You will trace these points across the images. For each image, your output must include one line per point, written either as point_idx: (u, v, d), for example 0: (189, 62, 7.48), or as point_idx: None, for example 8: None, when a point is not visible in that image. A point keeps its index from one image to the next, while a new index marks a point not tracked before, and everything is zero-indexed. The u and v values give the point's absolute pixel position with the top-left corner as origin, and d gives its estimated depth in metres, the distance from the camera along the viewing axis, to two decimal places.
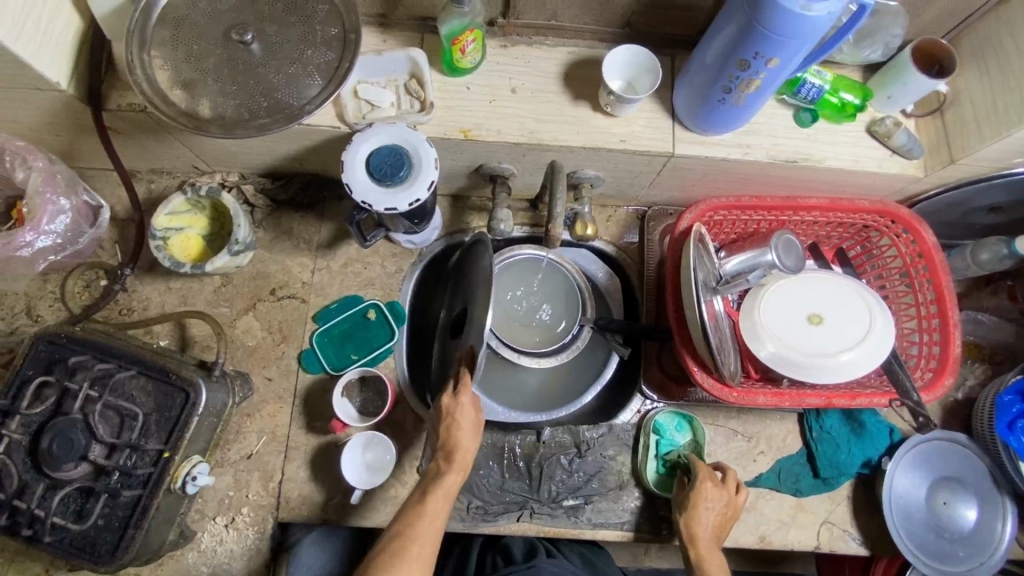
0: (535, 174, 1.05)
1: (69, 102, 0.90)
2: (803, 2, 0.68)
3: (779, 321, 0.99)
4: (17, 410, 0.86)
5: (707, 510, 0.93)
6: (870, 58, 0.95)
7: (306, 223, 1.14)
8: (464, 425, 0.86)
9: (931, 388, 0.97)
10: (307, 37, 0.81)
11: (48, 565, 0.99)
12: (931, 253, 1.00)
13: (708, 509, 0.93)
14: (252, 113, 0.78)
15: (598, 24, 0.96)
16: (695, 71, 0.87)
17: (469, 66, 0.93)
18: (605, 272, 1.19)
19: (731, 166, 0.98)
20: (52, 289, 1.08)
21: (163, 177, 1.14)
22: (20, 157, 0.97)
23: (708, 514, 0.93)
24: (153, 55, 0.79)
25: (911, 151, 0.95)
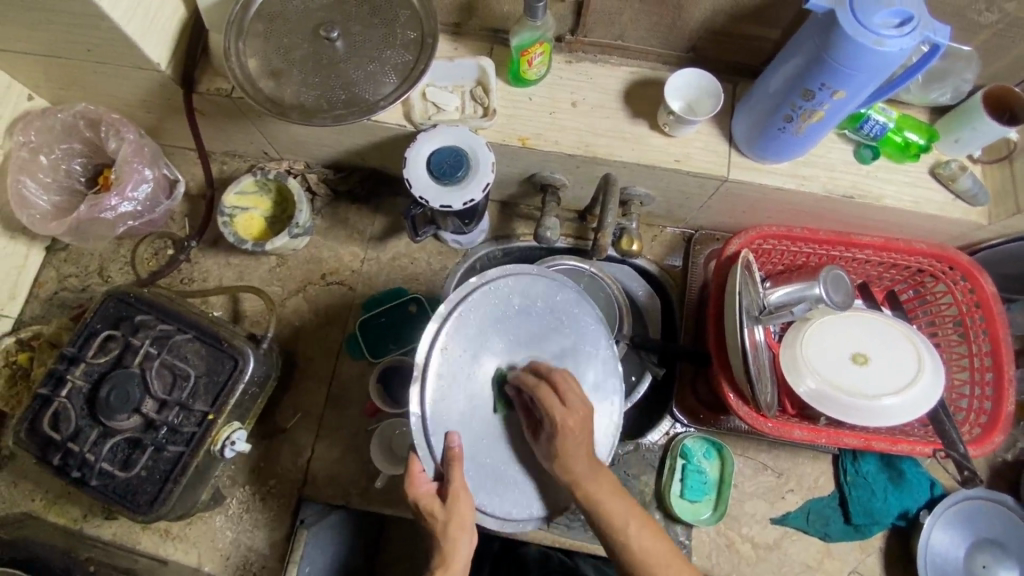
0: (585, 186, 1.07)
1: (164, 82, 0.98)
2: (876, 37, 0.69)
3: (823, 356, 0.97)
4: (83, 357, 0.92)
5: (582, 440, 0.74)
6: (937, 101, 0.94)
7: (362, 215, 1.20)
8: (458, 527, 0.72)
9: (980, 443, 0.93)
10: (387, 38, 0.86)
11: (86, 510, 1.05)
12: (989, 303, 0.97)
13: (583, 437, 0.74)
14: (330, 104, 0.84)
15: (663, 46, 0.98)
16: (756, 99, 0.88)
17: (534, 77, 0.96)
18: (646, 291, 1.18)
19: (785, 197, 0.98)
20: (124, 253, 1.17)
21: (235, 160, 1.22)
22: (115, 129, 1.05)
23: (580, 445, 0.74)
24: (247, 44, 0.85)
25: (976, 197, 0.93)
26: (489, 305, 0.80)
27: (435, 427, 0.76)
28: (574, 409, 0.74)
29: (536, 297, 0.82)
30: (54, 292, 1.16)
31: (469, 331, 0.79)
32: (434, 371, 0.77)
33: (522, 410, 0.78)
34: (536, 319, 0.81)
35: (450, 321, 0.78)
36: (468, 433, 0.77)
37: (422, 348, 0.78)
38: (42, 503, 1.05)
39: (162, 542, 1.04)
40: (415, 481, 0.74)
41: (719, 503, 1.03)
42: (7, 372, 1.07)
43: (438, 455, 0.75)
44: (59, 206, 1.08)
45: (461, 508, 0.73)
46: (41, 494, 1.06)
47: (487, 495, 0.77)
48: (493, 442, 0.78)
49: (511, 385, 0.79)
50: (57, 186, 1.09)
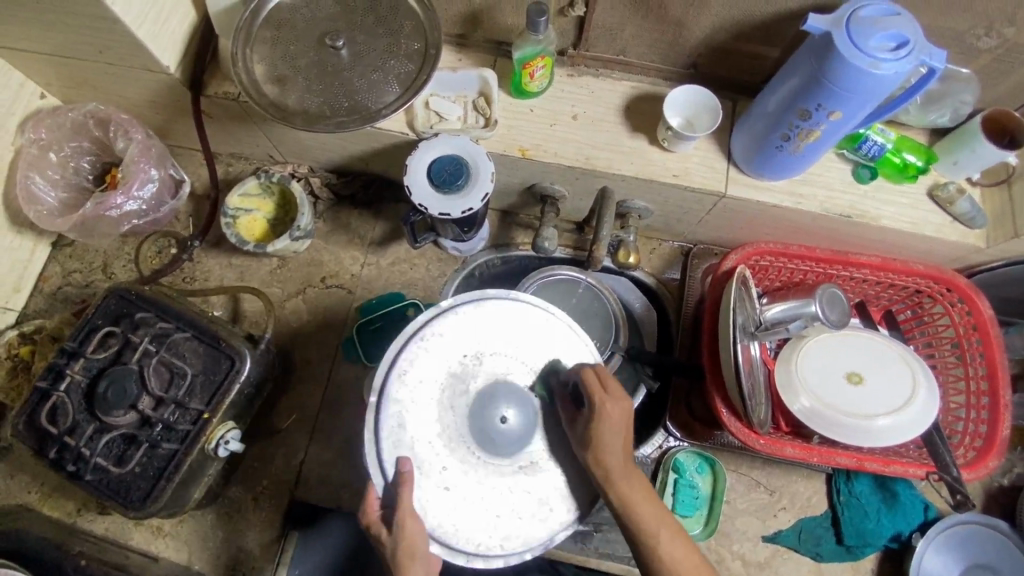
0: (585, 198, 1.08)
1: (173, 84, 1.00)
2: (872, 60, 0.69)
3: (817, 375, 0.97)
4: (83, 353, 0.93)
5: (621, 424, 0.75)
6: (936, 122, 0.94)
7: (363, 219, 1.21)
8: (409, 552, 0.71)
9: (973, 467, 0.93)
10: (391, 48, 0.88)
11: (80, 505, 1.06)
12: (987, 326, 0.96)
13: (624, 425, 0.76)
14: (333, 111, 0.85)
15: (664, 62, 0.99)
16: (755, 117, 0.88)
17: (536, 89, 0.98)
18: (643, 303, 1.20)
19: (782, 214, 0.98)
20: (129, 251, 1.19)
21: (240, 162, 1.24)
22: (123, 129, 1.07)
23: (618, 421, 0.75)
24: (254, 50, 0.87)
25: (974, 220, 0.93)
26: (459, 326, 0.80)
27: (392, 455, 0.76)
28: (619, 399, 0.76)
29: (504, 323, 0.81)
30: (58, 287, 1.18)
31: (432, 354, 0.79)
32: (393, 394, 0.77)
33: (561, 397, 0.79)
34: (509, 345, 0.81)
35: (413, 344, 0.79)
36: (425, 462, 0.76)
37: (382, 373, 0.78)
38: (37, 496, 1.06)
39: (154, 538, 1.05)
40: (369, 507, 0.74)
41: (710, 520, 1.03)
42: (9, 365, 1.08)
43: (390, 478, 0.75)
44: (67, 202, 1.10)
45: (410, 535, 0.72)
46: (36, 487, 1.07)
47: (445, 526, 0.75)
48: (455, 472, 0.77)
49: (480, 409, 0.77)
50: (65, 183, 1.10)
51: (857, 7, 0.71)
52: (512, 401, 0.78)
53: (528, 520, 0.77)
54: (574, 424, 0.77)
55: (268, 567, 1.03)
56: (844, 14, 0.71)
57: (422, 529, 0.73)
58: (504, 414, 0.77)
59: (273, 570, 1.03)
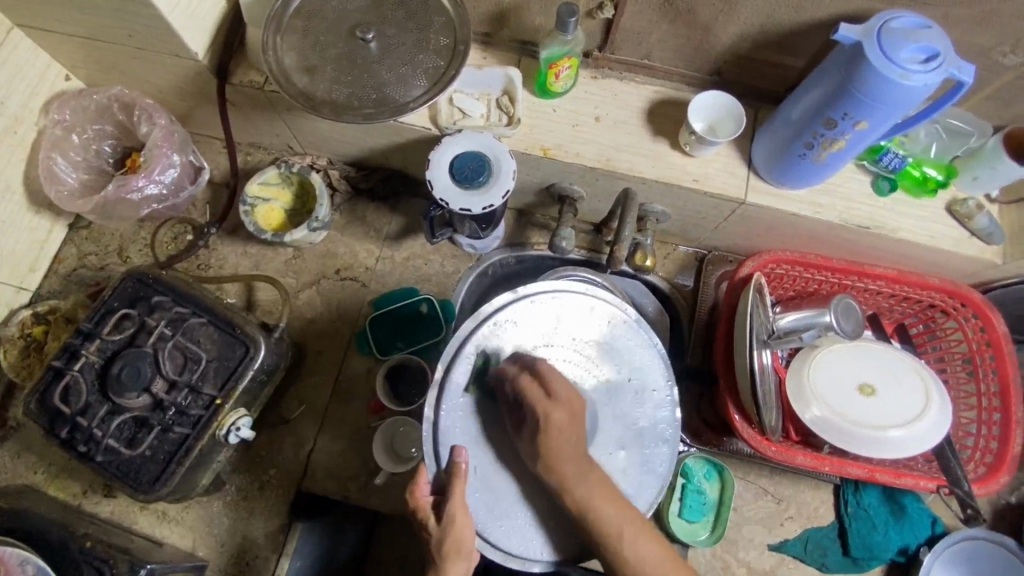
0: (603, 200, 1.08)
1: (200, 71, 1.01)
2: (902, 71, 0.70)
3: (829, 384, 0.97)
4: (98, 334, 0.93)
5: (594, 487, 0.70)
6: None
7: (379, 213, 1.21)
8: (457, 543, 0.70)
9: (984, 482, 0.93)
10: (420, 43, 0.88)
11: (87, 486, 1.06)
12: (1001, 343, 0.97)
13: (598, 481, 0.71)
14: (361, 103, 0.86)
15: (688, 68, 1.00)
16: (778, 125, 0.89)
17: (560, 90, 0.98)
18: (656, 306, 1.17)
19: (800, 223, 0.99)
20: (145, 235, 1.20)
21: (259, 152, 1.24)
22: (148, 114, 1.07)
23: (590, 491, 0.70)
24: (284, 39, 0.88)
25: (991, 236, 0.94)
26: (527, 320, 0.80)
27: (448, 439, 0.76)
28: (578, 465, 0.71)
29: (581, 321, 0.81)
30: (73, 268, 1.18)
31: (502, 343, 0.79)
32: (459, 379, 0.77)
33: (528, 474, 0.76)
34: (576, 343, 0.80)
35: (483, 330, 0.79)
36: (479, 451, 0.77)
37: (450, 354, 0.78)
38: (44, 476, 1.06)
39: (159, 523, 1.05)
40: (419, 491, 0.73)
41: (717, 526, 1.02)
42: (22, 344, 1.08)
43: (443, 464, 0.75)
44: (87, 184, 1.11)
45: (460, 526, 0.71)
46: (43, 467, 1.07)
47: (489, 523, 0.75)
48: (506, 466, 0.77)
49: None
50: (86, 165, 1.11)
51: (889, 19, 0.72)
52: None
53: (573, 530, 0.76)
54: (533, 474, 0.73)
55: (273, 557, 1.03)
56: (876, 25, 0.72)
57: (470, 523, 0.71)
58: None
59: (278, 560, 1.03)
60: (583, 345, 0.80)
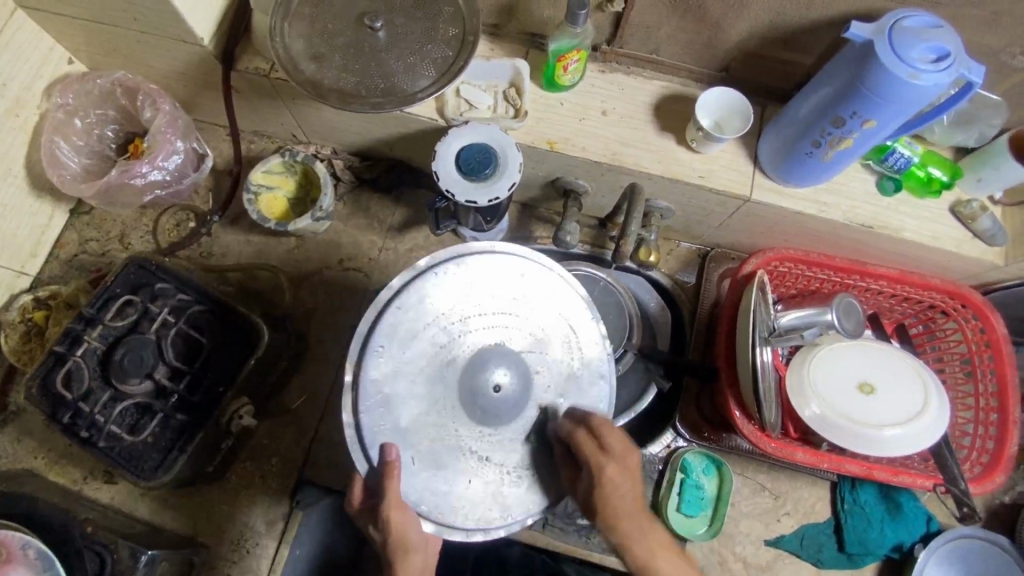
0: (608, 194, 1.08)
1: (206, 56, 1.00)
2: (912, 70, 0.70)
3: (830, 382, 0.98)
4: (100, 320, 0.93)
5: (624, 481, 0.74)
6: (960, 142, 0.95)
7: (383, 205, 1.21)
8: (402, 544, 0.72)
9: (980, 482, 0.94)
10: (429, 32, 0.88)
11: (86, 472, 1.06)
12: (1000, 344, 0.97)
13: (632, 476, 0.75)
14: (368, 91, 0.85)
15: (696, 63, 1.00)
16: (785, 123, 0.89)
17: (568, 83, 0.98)
18: (657, 303, 1.20)
19: (805, 221, 0.99)
20: (147, 222, 1.19)
21: (262, 140, 1.23)
22: (152, 99, 1.07)
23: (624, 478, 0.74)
24: (292, 25, 0.87)
25: (995, 238, 0.94)
26: (421, 293, 0.79)
27: (375, 437, 0.75)
28: (620, 455, 0.74)
29: (478, 280, 0.80)
30: (74, 254, 1.17)
31: (405, 326, 0.78)
32: (370, 376, 0.76)
33: (566, 418, 0.78)
34: (483, 299, 0.80)
35: (386, 317, 0.78)
36: (409, 443, 0.76)
37: (355, 355, 0.77)
38: (44, 461, 1.06)
39: (159, 510, 1.05)
40: (353, 497, 0.74)
41: (715, 520, 1.03)
42: (22, 329, 1.08)
43: (374, 463, 0.74)
44: (89, 169, 1.10)
45: (401, 529, 0.72)
46: (43, 452, 1.07)
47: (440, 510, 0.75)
48: (443, 445, 0.76)
49: (473, 375, 0.77)
50: (88, 150, 1.10)
51: (901, 18, 0.72)
52: (508, 366, 0.78)
53: (523, 489, 0.78)
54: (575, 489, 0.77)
55: (273, 545, 1.04)
56: (887, 24, 0.72)
57: (411, 518, 0.72)
58: (498, 380, 0.77)
59: (277, 548, 1.03)
60: (478, 301, 0.80)
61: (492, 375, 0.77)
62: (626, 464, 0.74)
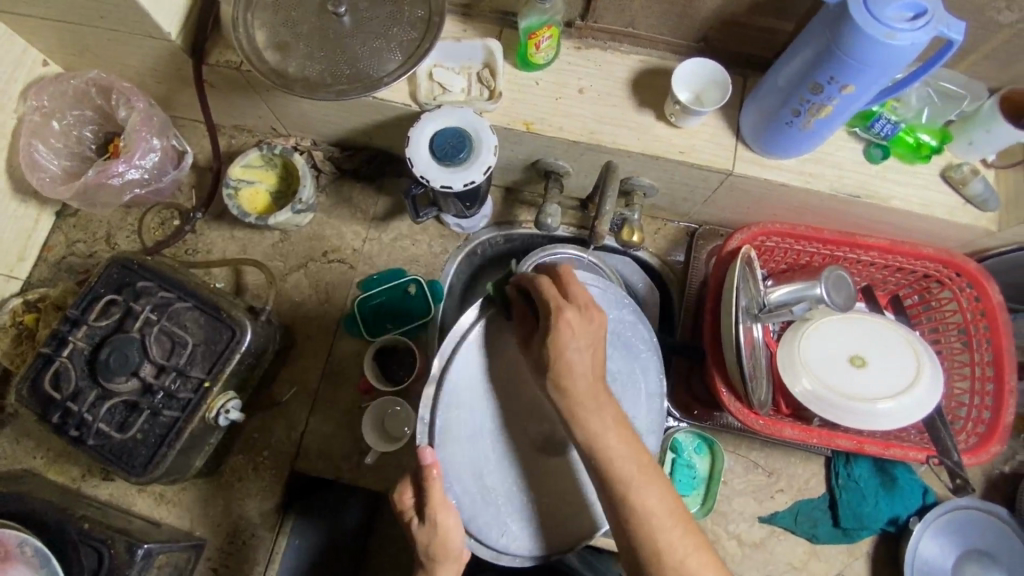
0: (589, 174, 1.06)
1: (175, 52, 0.99)
2: (888, 30, 0.67)
3: (820, 357, 0.96)
4: (85, 320, 0.93)
5: (589, 374, 0.70)
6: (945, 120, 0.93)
7: (366, 194, 1.20)
8: (443, 548, 0.70)
9: (975, 452, 0.92)
10: (394, 15, 0.86)
11: (85, 470, 1.08)
12: (995, 312, 0.95)
13: (599, 396, 0.70)
14: (334, 79, 0.84)
15: (674, 35, 0.97)
16: (765, 92, 0.86)
17: (542, 61, 0.95)
18: (646, 282, 1.16)
19: (790, 194, 0.96)
20: (132, 222, 1.19)
21: (242, 134, 1.22)
22: (125, 97, 1.06)
23: (582, 341, 0.70)
24: (255, 15, 0.86)
25: (987, 203, 0.91)
26: None
27: (444, 439, 0.75)
28: (582, 307, 0.71)
29: None
30: (62, 257, 1.18)
31: (498, 340, 0.79)
32: (452, 376, 0.76)
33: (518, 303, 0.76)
34: None
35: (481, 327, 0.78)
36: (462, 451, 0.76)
37: (443, 352, 0.77)
38: (43, 461, 1.08)
39: (156, 505, 1.07)
40: (403, 495, 0.72)
41: (707, 499, 1.03)
42: (14, 333, 1.09)
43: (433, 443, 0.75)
44: (69, 171, 1.10)
45: (445, 530, 0.70)
46: (42, 452, 1.09)
47: (487, 523, 0.76)
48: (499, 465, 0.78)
49: (541, 407, 0.79)
50: (68, 152, 1.10)
51: None
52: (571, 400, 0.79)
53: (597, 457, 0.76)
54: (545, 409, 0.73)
55: (269, 536, 1.05)
56: None
57: (456, 524, 0.70)
58: (561, 416, 0.79)
59: (274, 538, 1.05)
60: None
61: (556, 409, 0.79)
62: (587, 316, 0.71)
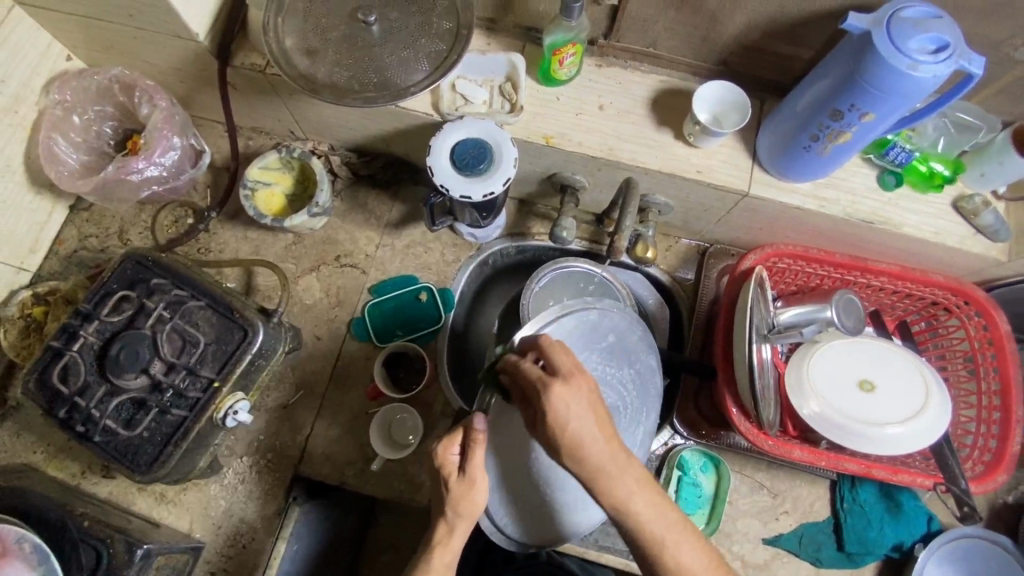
0: (605, 190, 1.08)
1: (202, 53, 1.00)
2: (910, 61, 0.69)
3: (829, 380, 0.96)
4: (97, 315, 0.93)
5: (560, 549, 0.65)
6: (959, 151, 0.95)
7: (380, 201, 1.21)
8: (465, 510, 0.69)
9: (982, 480, 0.92)
10: (423, 27, 0.87)
11: (85, 466, 1.06)
12: (1003, 342, 0.96)
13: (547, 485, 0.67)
14: (361, 86, 0.85)
15: (694, 57, 0.99)
16: (783, 117, 0.88)
17: (564, 77, 0.97)
18: (656, 299, 1.17)
19: (804, 217, 0.98)
20: (145, 219, 1.20)
21: (260, 137, 1.23)
22: (149, 95, 1.07)
23: (581, 406, 0.63)
24: (285, 21, 0.87)
25: (998, 233, 0.93)
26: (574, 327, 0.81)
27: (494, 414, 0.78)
28: (568, 375, 0.65)
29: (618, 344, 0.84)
30: (73, 251, 1.18)
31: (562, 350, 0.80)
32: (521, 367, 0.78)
33: None
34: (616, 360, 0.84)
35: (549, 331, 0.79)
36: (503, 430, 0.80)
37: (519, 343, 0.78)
38: (43, 456, 1.07)
39: (156, 505, 1.05)
40: (447, 447, 0.70)
41: (713, 517, 1.03)
42: (22, 325, 1.08)
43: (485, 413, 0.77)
44: (87, 165, 1.10)
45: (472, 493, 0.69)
46: (43, 447, 1.08)
47: (497, 500, 0.81)
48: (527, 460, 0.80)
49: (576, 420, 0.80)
50: (86, 146, 1.10)
51: (899, 8, 0.71)
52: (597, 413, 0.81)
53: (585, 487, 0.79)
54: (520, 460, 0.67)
55: (270, 540, 1.04)
56: (885, 14, 0.70)
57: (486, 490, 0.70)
58: None
59: (274, 543, 1.04)
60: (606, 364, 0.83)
61: None
62: (576, 386, 0.64)
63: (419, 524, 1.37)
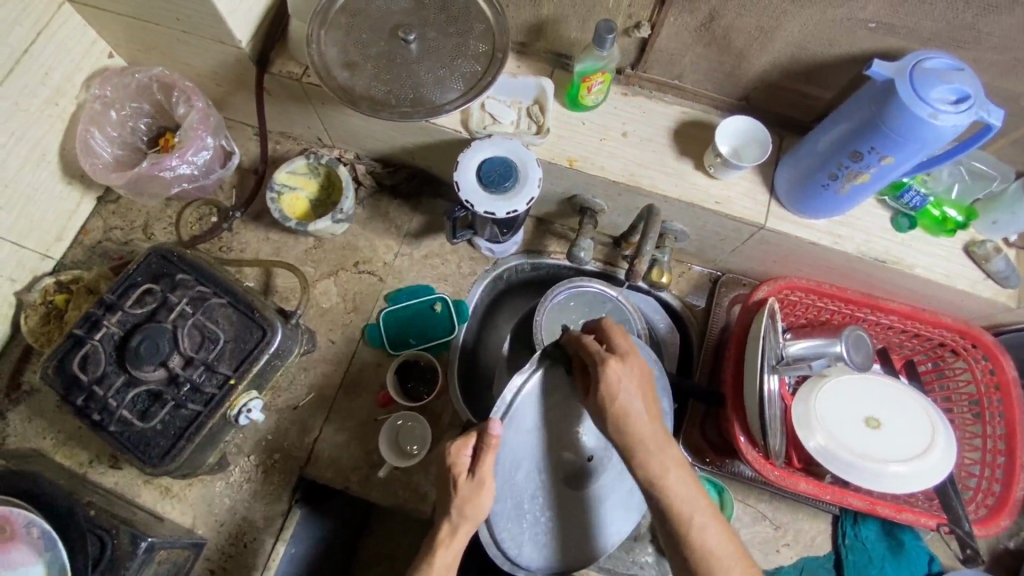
0: (623, 214, 1.10)
1: (242, 58, 1.03)
2: (932, 110, 0.71)
3: (836, 415, 0.97)
4: (121, 306, 0.95)
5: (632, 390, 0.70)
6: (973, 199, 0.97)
7: (401, 211, 1.23)
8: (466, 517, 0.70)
9: (984, 523, 0.93)
10: (459, 48, 0.90)
11: (93, 456, 1.07)
12: (1009, 387, 0.97)
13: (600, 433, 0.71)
14: (397, 101, 0.88)
15: (717, 91, 1.02)
16: (803, 153, 0.90)
17: (590, 104, 1.00)
18: (667, 324, 1.19)
19: (817, 252, 1.00)
20: (171, 214, 1.22)
21: (288, 142, 1.26)
22: (187, 96, 1.10)
23: (632, 384, 0.70)
24: (327, 34, 0.90)
25: (1007, 279, 0.95)
26: None
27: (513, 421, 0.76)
28: (624, 355, 0.72)
29: None
30: (98, 241, 1.20)
31: None
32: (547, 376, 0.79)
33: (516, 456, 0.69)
34: None
35: None
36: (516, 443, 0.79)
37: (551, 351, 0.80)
38: (53, 442, 1.08)
39: (160, 499, 1.06)
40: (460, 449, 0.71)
41: None
42: (43, 311, 1.10)
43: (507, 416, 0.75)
44: (121, 160, 1.13)
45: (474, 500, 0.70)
46: (53, 434, 1.08)
47: (504, 517, 0.78)
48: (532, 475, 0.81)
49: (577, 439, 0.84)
50: (121, 141, 1.13)
51: (922, 59, 0.73)
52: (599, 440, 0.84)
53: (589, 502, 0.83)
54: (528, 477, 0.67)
55: (270, 541, 1.04)
56: (909, 63, 0.73)
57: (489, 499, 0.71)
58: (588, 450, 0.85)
59: (274, 544, 1.04)
60: None
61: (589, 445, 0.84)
62: (630, 365, 0.71)
63: (415, 534, 1.36)
